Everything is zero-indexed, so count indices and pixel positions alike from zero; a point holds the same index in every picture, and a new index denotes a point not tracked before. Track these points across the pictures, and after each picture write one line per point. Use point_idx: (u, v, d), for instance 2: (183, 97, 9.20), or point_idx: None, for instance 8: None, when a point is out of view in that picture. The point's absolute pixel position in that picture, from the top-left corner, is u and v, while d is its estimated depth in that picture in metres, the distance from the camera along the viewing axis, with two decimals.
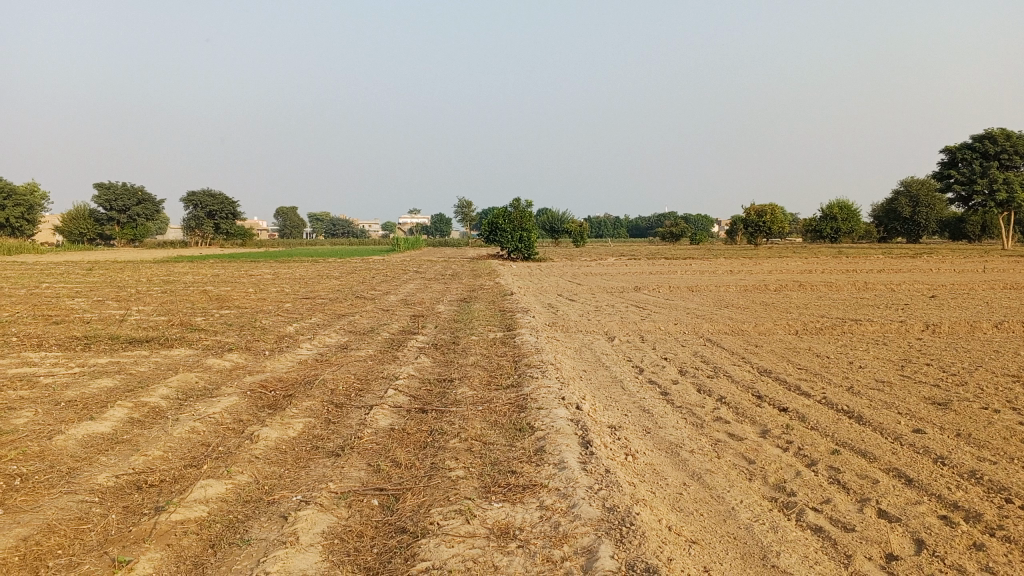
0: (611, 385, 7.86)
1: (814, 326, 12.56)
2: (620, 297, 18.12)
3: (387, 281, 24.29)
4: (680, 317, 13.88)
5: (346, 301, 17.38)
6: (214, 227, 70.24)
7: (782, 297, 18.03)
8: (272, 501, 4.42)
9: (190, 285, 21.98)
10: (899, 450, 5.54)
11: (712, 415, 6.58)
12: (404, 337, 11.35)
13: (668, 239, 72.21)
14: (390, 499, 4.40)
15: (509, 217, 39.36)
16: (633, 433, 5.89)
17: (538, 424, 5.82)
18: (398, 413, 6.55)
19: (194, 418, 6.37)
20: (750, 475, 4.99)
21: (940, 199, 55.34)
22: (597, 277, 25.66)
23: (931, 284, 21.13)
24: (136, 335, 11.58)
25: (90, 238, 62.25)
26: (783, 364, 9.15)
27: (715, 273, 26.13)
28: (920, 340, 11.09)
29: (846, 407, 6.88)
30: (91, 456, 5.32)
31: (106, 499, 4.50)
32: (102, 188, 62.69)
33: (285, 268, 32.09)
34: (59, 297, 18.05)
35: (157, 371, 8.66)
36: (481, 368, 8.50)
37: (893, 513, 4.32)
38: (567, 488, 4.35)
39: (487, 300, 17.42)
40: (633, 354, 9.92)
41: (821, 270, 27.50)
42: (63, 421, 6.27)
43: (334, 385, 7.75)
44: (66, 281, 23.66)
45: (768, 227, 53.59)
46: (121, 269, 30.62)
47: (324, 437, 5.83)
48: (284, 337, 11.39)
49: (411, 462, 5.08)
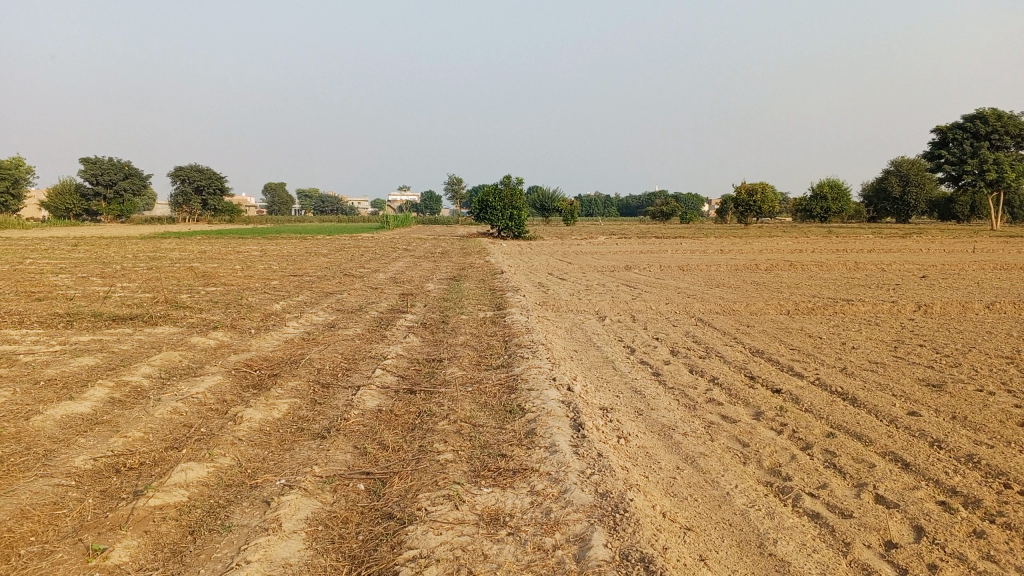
0: (602, 365, 7.74)
1: (805, 305, 12.50)
2: (610, 277, 17.99)
3: (376, 259, 24.14)
4: (671, 297, 13.79)
5: (334, 279, 17.17)
6: (202, 203, 69.71)
7: (773, 276, 17.94)
8: (254, 485, 4.29)
9: (177, 262, 21.74)
10: (894, 434, 5.45)
11: (704, 396, 6.48)
12: (393, 316, 11.20)
13: (658, 218, 71.99)
14: (376, 483, 4.29)
15: (499, 194, 39.09)
16: (625, 415, 5.79)
17: (529, 406, 5.71)
18: (386, 393, 6.42)
19: (177, 398, 6.22)
20: (745, 459, 4.89)
21: (931, 178, 55.26)
22: (587, 255, 25.60)
23: (922, 264, 21.08)
24: (120, 312, 11.39)
25: (75, 214, 61.66)
26: (775, 344, 9.06)
27: (706, 252, 26.02)
28: (912, 321, 11.04)
29: (840, 388, 6.80)
30: (69, 437, 5.18)
31: (83, 483, 4.36)
32: (88, 162, 62.06)
33: (273, 245, 31.79)
34: (42, 274, 17.79)
35: (140, 350, 8.49)
36: (471, 348, 8.38)
37: (891, 498, 4.23)
38: (558, 472, 4.24)
39: (477, 278, 17.31)
40: (624, 334, 9.82)
41: (812, 249, 27.47)
42: (42, 400, 6.12)
43: (320, 365, 7.61)
44: (50, 256, 23.39)
45: (758, 206, 53.53)
46: (107, 245, 30.31)
47: (309, 418, 5.69)
48: (270, 315, 11.23)
49: (399, 445, 4.95)
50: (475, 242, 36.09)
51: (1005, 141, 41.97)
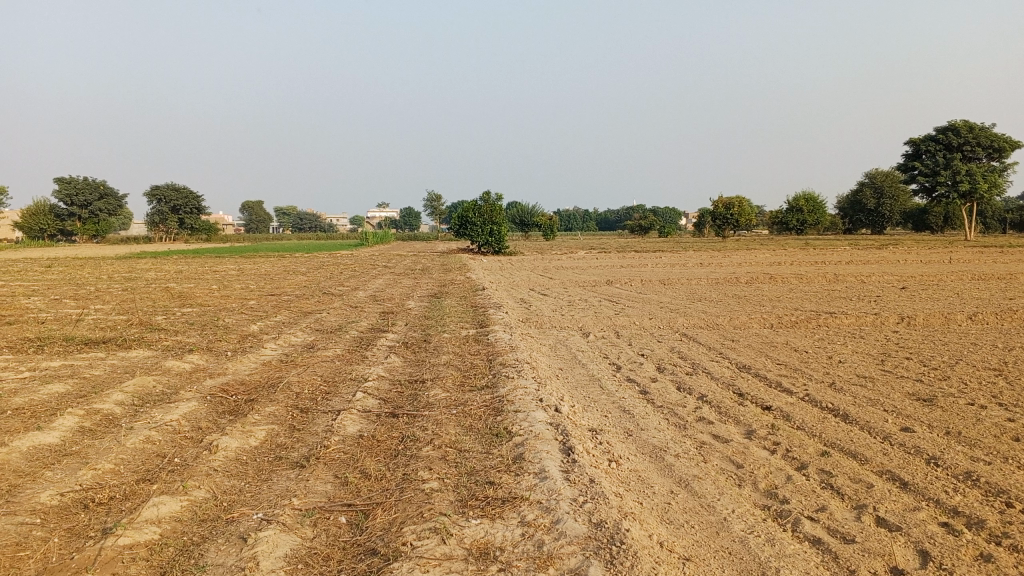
0: (589, 384, 7.58)
1: (789, 319, 12.43)
2: (592, 292, 17.85)
3: (356, 276, 23.88)
4: (654, 311, 13.68)
5: (313, 297, 16.92)
6: (178, 222, 69.11)
7: (754, 289, 17.92)
8: (230, 519, 4.09)
9: (153, 282, 21.38)
10: (890, 451, 5.33)
11: (694, 415, 6.33)
12: (374, 336, 10.99)
13: (637, 231, 72.24)
14: (358, 515, 4.09)
15: (479, 210, 39.01)
16: (614, 436, 5.63)
17: (516, 429, 5.54)
18: (368, 418, 6.23)
19: (150, 427, 5.99)
20: (740, 481, 4.74)
21: (904, 190, 55.80)
22: (569, 270, 25.54)
23: (901, 275, 21.10)
24: (93, 336, 11.09)
25: (50, 234, 60.90)
26: (761, 359, 8.95)
27: (685, 266, 25.99)
28: (897, 333, 10.98)
29: (831, 404, 6.67)
30: (35, 471, 4.94)
31: (49, 520, 4.13)
32: (62, 182, 61.40)
33: (250, 264, 31.45)
34: (14, 297, 17.40)
35: (113, 375, 8.23)
36: (454, 368, 8.20)
37: (893, 521, 4.09)
38: (550, 501, 4.07)
39: (459, 295, 17.16)
40: (609, 351, 9.67)
41: (792, 261, 27.52)
42: (8, 431, 5.86)
43: (300, 389, 7.38)
44: (22, 279, 22.95)
45: (735, 219, 53.78)
46: (79, 266, 29.79)
47: (288, 446, 5.48)
48: (247, 336, 10.98)
49: (382, 473, 4.76)
50: (455, 258, 35.99)
51: (975, 152, 42.54)
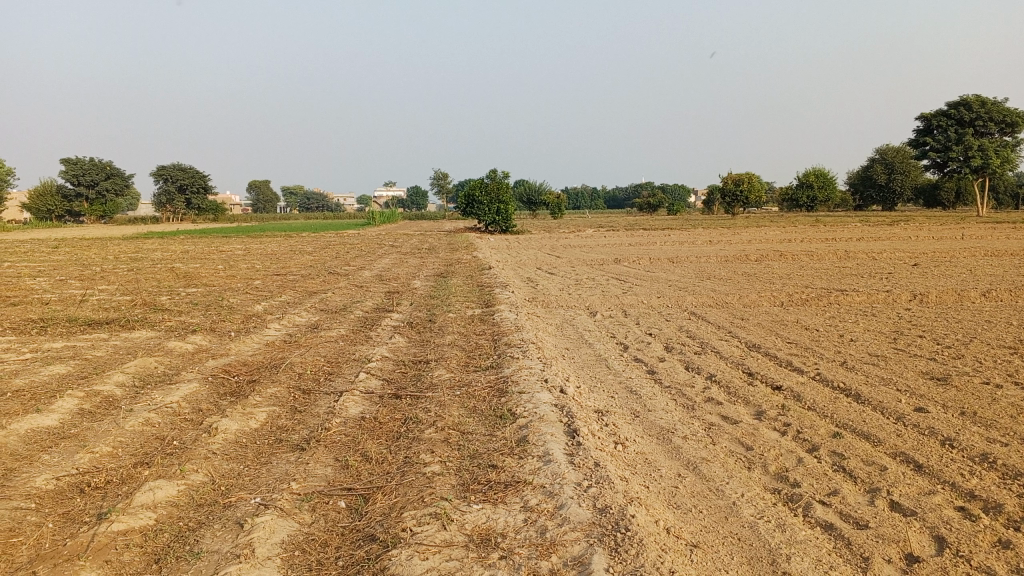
0: (595, 364, 7.48)
1: (800, 296, 12.27)
2: (600, 270, 17.71)
3: (362, 256, 23.77)
4: (663, 289, 13.53)
5: (319, 277, 16.81)
6: (186, 202, 69.03)
7: (764, 267, 17.72)
8: (227, 504, 4.00)
9: (158, 262, 21.33)
10: (903, 432, 5.20)
11: (703, 396, 6.21)
12: (379, 315, 10.88)
13: (646, 210, 71.88)
14: (358, 500, 4.00)
15: (485, 188, 38.79)
16: (621, 418, 5.51)
17: (520, 410, 5.43)
18: (370, 399, 6.13)
19: (150, 409, 5.90)
20: (750, 464, 4.62)
21: (915, 166, 55.20)
22: (577, 249, 25.36)
23: (913, 252, 20.87)
24: (96, 317, 11.01)
25: (58, 215, 60.94)
26: (772, 338, 8.82)
27: (694, 244, 25.77)
28: (910, 311, 10.81)
29: (842, 384, 6.54)
30: (32, 454, 4.86)
31: (43, 505, 4.05)
32: (70, 162, 61.35)
33: (257, 244, 31.33)
34: (19, 277, 17.35)
35: (114, 356, 8.15)
36: (459, 348, 8.09)
37: (907, 505, 3.98)
38: (554, 485, 3.97)
39: (466, 274, 17.02)
40: (617, 330, 9.55)
41: (802, 239, 27.26)
42: (7, 414, 5.79)
43: (302, 370, 7.29)
44: (29, 259, 22.88)
45: (745, 196, 53.38)
46: (87, 247, 29.74)
47: (289, 428, 5.39)
48: (251, 317, 10.89)
49: (384, 456, 4.66)
50: (463, 237, 35.82)
51: (988, 126, 42.06)
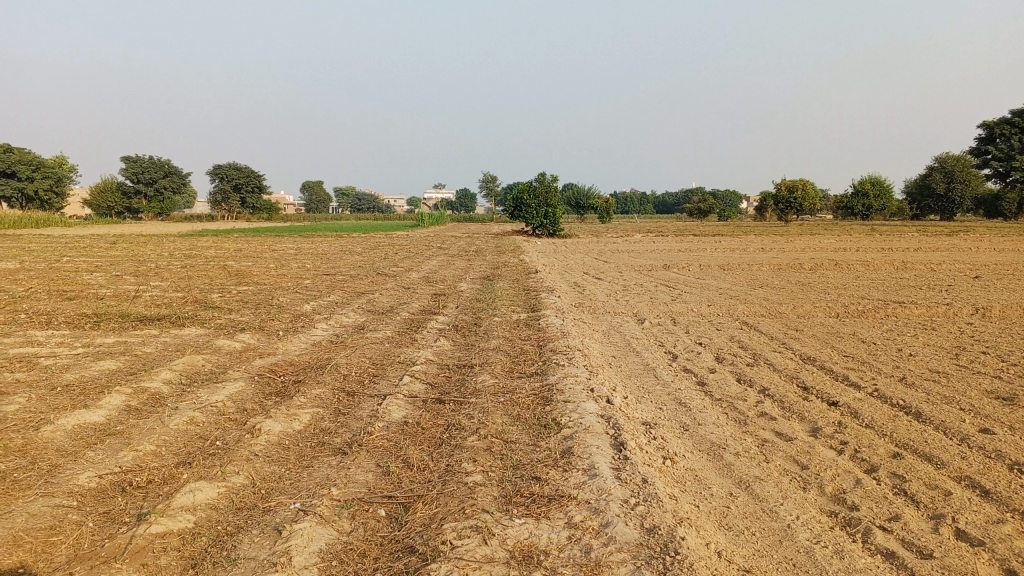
0: (643, 373, 7.31)
1: (855, 308, 11.93)
2: (648, 277, 17.47)
3: (410, 257, 23.84)
4: (712, 298, 13.27)
5: (367, 278, 16.88)
6: (240, 201, 70.27)
7: (818, 276, 17.32)
8: (267, 508, 3.95)
9: (211, 260, 21.67)
10: (968, 455, 4.95)
11: (755, 410, 6.01)
12: (425, 318, 10.84)
13: (696, 216, 70.95)
14: (398, 508, 3.91)
15: (534, 192, 38.73)
16: (670, 431, 5.35)
17: (565, 421, 5.30)
18: (414, 403, 6.06)
19: (194, 407, 5.91)
20: (805, 484, 4.42)
21: (977, 175, 53.60)
22: (626, 254, 25.11)
23: (973, 264, 20.20)
24: (148, 313, 11.17)
25: (117, 212, 62.54)
26: (827, 351, 8.53)
27: (745, 251, 25.32)
28: (972, 326, 10.40)
29: (902, 401, 6.28)
30: (78, 450, 4.88)
31: (85, 503, 4.04)
32: (130, 161, 62.91)
33: (308, 244, 31.65)
34: (77, 272, 17.77)
35: (163, 353, 8.23)
36: (504, 353, 7.98)
37: (974, 534, 3.75)
38: (599, 501, 3.83)
39: (512, 277, 16.94)
40: (666, 338, 9.35)
41: (857, 248, 26.65)
42: (56, 408, 5.85)
43: (347, 371, 7.25)
44: (88, 255, 23.43)
45: (798, 203, 52.40)
46: (144, 244, 30.39)
47: (332, 431, 5.33)
48: (299, 316, 10.94)
49: (426, 463, 4.57)
50: (510, 240, 35.76)
51: None
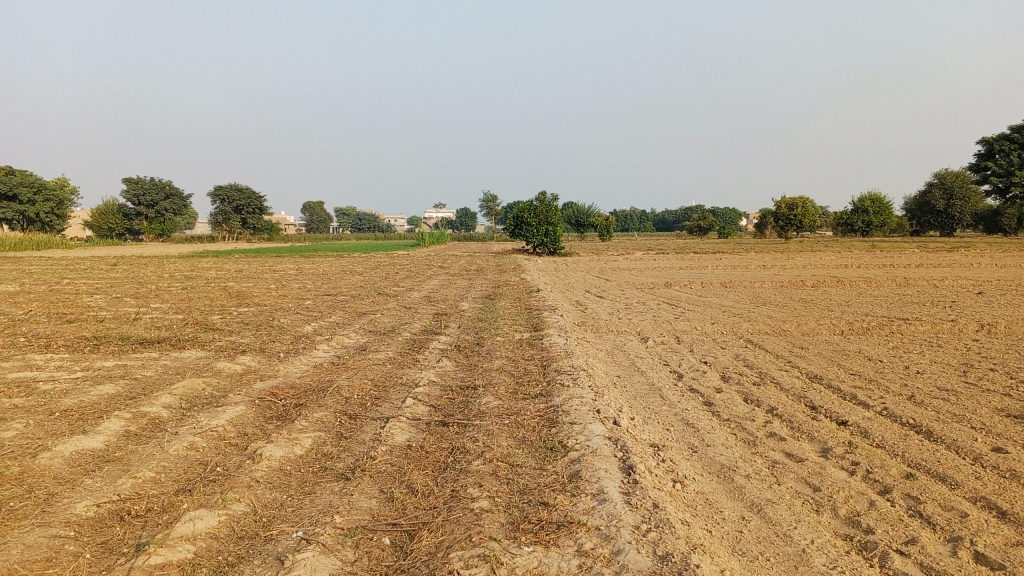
0: (649, 393, 7.21)
1: (860, 325, 11.84)
2: (650, 295, 17.40)
3: (410, 277, 23.77)
4: (716, 316, 13.18)
5: (369, 298, 16.82)
6: (241, 222, 70.32)
7: (821, 293, 17.24)
8: (269, 537, 3.86)
9: (211, 281, 21.61)
10: (983, 475, 4.85)
11: (764, 430, 5.92)
12: (427, 338, 10.75)
13: (696, 233, 70.99)
14: (403, 536, 3.82)
15: (535, 211, 38.71)
16: (678, 453, 5.26)
17: (571, 443, 5.21)
18: (417, 426, 5.97)
19: (195, 432, 5.82)
20: (818, 506, 4.33)
21: (976, 190, 53.64)
22: (627, 272, 25.05)
23: (976, 280, 20.14)
24: (148, 336, 11.08)
25: (117, 234, 62.57)
26: (833, 369, 8.44)
27: (747, 269, 25.23)
28: (978, 343, 10.31)
29: (912, 419, 6.19)
30: (76, 478, 4.80)
31: (83, 534, 3.95)
32: (130, 182, 62.99)
33: (308, 264, 31.62)
34: (77, 295, 17.70)
35: (163, 376, 8.14)
36: (508, 374, 7.90)
37: (995, 558, 3.66)
38: (609, 528, 3.74)
39: (514, 296, 16.86)
40: (670, 357, 9.26)
41: (859, 264, 26.56)
42: (54, 434, 5.76)
43: (349, 393, 7.16)
44: (88, 277, 23.35)
45: (798, 220, 52.35)
46: (144, 265, 30.31)
47: (334, 456, 5.24)
48: (300, 338, 10.85)
49: (430, 489, 4.48)
50: (511, 258, 35.71)
51: None
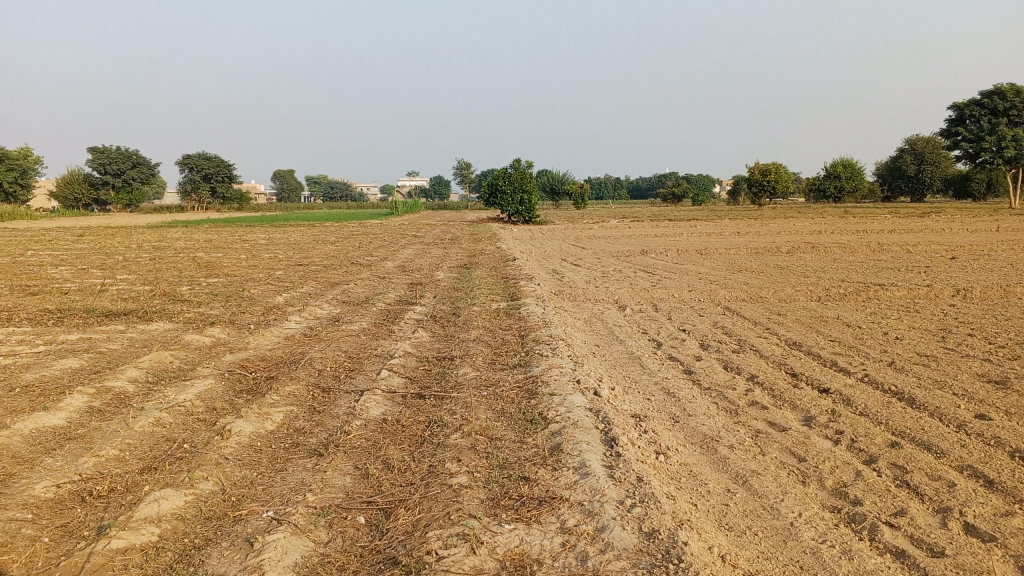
0: (628, 363, 7.09)
1: (837, 291, 11.80)
2: (626, 262, 17.28)
3: (384, 246, 23.46)
4: (693, 283, 13.08)
5: (342, 268, 16.57)
6: (211, 191, 69.24)
7: (797, 260, 17.20)
8: (238, 517, 3.69)
9: (181, 252, 21.15)
10: (968, 443, 4.79)
11: (746, 399, 5.82)
12: (402, 309, 10.56)
13: (670, 200, 70.95)
14: (379, 515, 3.67)
15: (509, 178, 38.39)
16: (660, 424, 5.14)
17: (551, 415, 5.07)
18: (392, 399, 5.80)
19: (161, 407, 5.62)
20: (804, 477, 4.24)
21: (947, 156, 53.98)
22: (603, 240, 24.91)
23: (948, 245, 20.22)
24: (114, 308, 10.76)
25: (84, 204, 61.36)
26: (813, 335, 8.39)
27: (722, 235, 25.17)
28: (954, 308, 10.30)
29: (893, 387, 6.13)
30: (36, 457, 4.58)
31: (41, 516, 3.76)
32: (96, 151, 61.57)
33: (280, 233, 31.11)
34: (41, 266, 17.26)
35: (130, 349, 7.89)
36: (485, 344, 7.74)
37: (985, 529, 3.58)
38: (593, 503, 3.61)
39: (489, 265, 16.68)
40: (649, 326, 9.15)
41: (833, 230, 26.59)
42: (13, 412, 5.52)
43: (322, 366, 6.97)
44: (52, 248, 22.75)
45: (772, 186, 52.41)
46: (110, 235, 29.63)
47: (307, 431, 5.07)
48: (272, 309, 10.60)
49: (407, 465, 4.32)
50: (485, 227, 35.45)
51: None
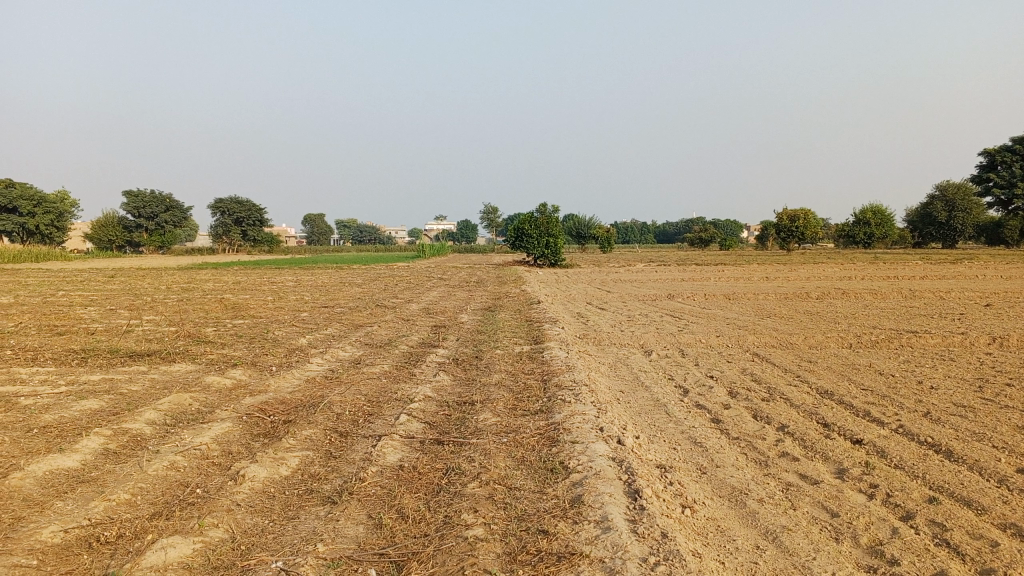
0: (653, 410, 6.92)
1: (869, 338, 11.54)
2: (652, 307, 17.10)
3: (410, 288, 23.50)
4: (720, 329, 12.87)
5: (366, 310, 16.55)
6: (241, 234, 70.14)
7: (827, 305, 16.91)
8: (245, 568, 3.57)
9: (209, 293, 21.29)
10: (1011, 499, 4.55)
11: (775, 450, 5.63)
12: (424, 352, 10.46)
13: (697, 245, 70.71)
14: (391, 568, 3.53)
15: (536, 223, 38.46)
16: (686, 475, 4.97)
17: (573, 465, 4.92)
18: (410, 445, 5.68)
19: (177, 451, 5.53)
20: (837, 534, 4.04)
21: (978, 203, 53.35)
22: (628, 284, 24.75)
23: (982, 292, 19.84)
24: (138, 348, 10.77)
25: (117, 246, 62.39)
26: (844, 384, 8.15)
27: (750, 280, 24.91)
28: (991, 356, 10.00)
29: (929, 438, 5.89)
30: (47, 500, 4.51)
31: (46, 563, 3.66)
32: (131, 195, 62.74)
33: (307, 276, 31.31)
34: (71, 306, 17.43)
35: (150, 391, 7.85)
36: (507, 389, 7.59)
37: None
38: (615, 560, 3.45)
39: (514, 308, 16.59)
40: (674, 372, 8.96)
41: (862, 277, 26.21)
42: (28, 453, 5.46)
43: (341, 410, 6.87)
44: (83, 289, 23.05)
45: (800, 232, 52.01)
46: (141, 277, 30.01)
47: (322, 478, 4.95)
48: (294, 351, 10.54)
49: (422, 514, 4.19)
50: (511, 270, 35.47)
51: None
